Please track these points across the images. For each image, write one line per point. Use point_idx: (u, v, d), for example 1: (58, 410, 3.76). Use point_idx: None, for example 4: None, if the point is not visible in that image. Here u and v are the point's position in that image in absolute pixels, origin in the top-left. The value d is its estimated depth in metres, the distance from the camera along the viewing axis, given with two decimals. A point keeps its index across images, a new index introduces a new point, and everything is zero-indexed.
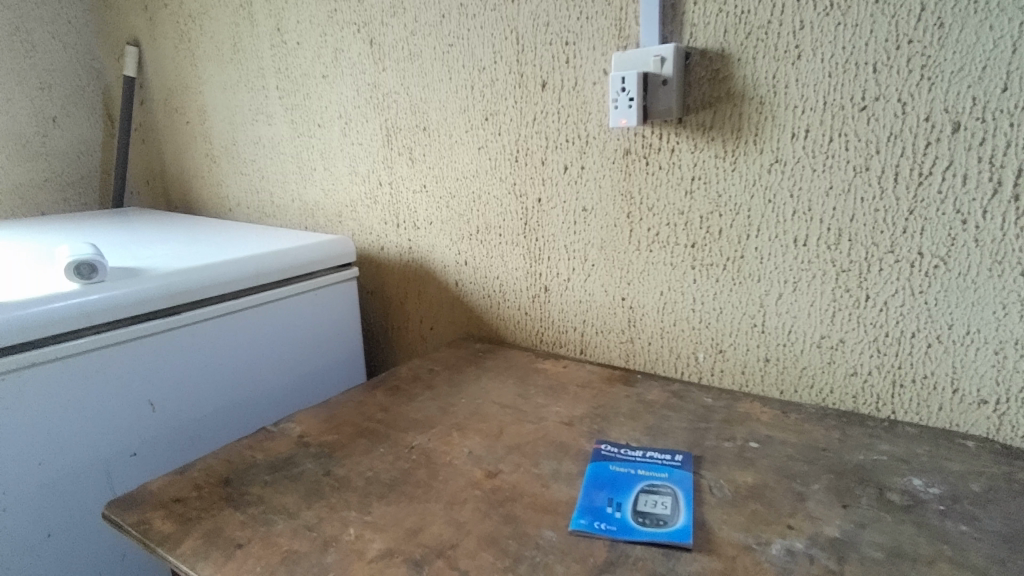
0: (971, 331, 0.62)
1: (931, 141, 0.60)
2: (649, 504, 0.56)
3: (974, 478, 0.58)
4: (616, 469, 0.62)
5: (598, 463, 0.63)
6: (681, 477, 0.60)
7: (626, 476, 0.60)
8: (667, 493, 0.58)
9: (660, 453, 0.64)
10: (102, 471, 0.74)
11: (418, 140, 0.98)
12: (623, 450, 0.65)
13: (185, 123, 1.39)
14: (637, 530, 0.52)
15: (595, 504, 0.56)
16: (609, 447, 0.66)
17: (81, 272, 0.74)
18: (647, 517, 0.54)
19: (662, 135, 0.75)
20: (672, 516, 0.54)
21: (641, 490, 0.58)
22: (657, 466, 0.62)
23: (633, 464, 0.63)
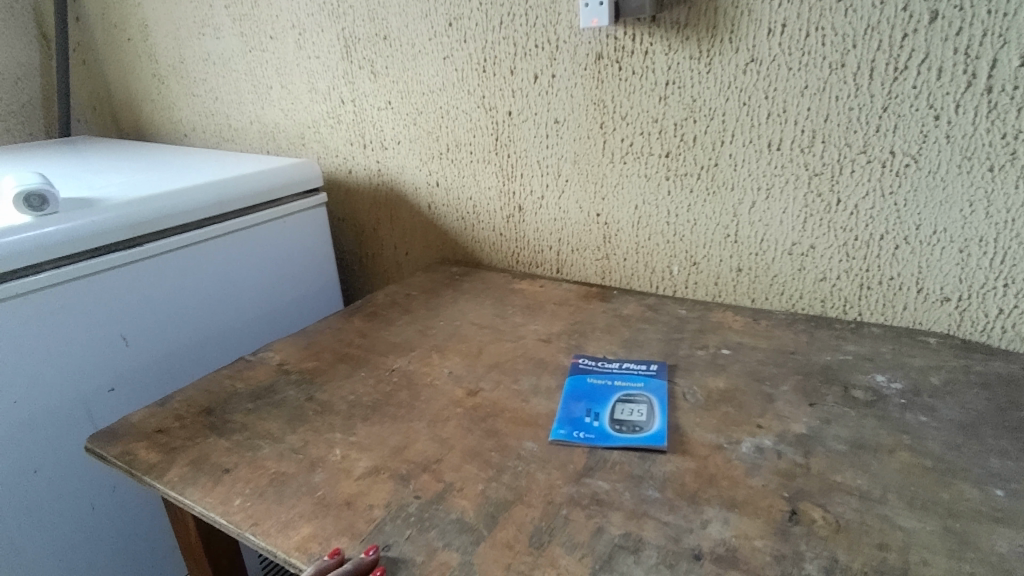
0: (938, 230, 0.63)
1: (908, 32, 0.58)
2: (625, 413, 0.58)
3: (935, 371, 0.61)
4: (593, 381, 0.63)
5: (576, 377, 0.64)
6: (656, 385, 0.62)
7: (603, 388, 0.62)
8: (643, 401, 0.59)
9: (635, 363, 0.66)
10: (82, 408, 0.74)
11: (378, 51, 0.92)
12: (600, 362, 0.67)
13: (127, 41, 1.29)
14: (614, 437, 0.54)
15: (573, 415, 0.58)
16: (586, 360, 0.67)
17: (32, 205, 0.70)
18: (623, 424, 0.56)
19: (635, 36, 0.71)
20: (647, 422, 0.56)
21: (618, 400, 0.60)
22: (632, 377, 0.64)
23: (609, 375, 0.64)
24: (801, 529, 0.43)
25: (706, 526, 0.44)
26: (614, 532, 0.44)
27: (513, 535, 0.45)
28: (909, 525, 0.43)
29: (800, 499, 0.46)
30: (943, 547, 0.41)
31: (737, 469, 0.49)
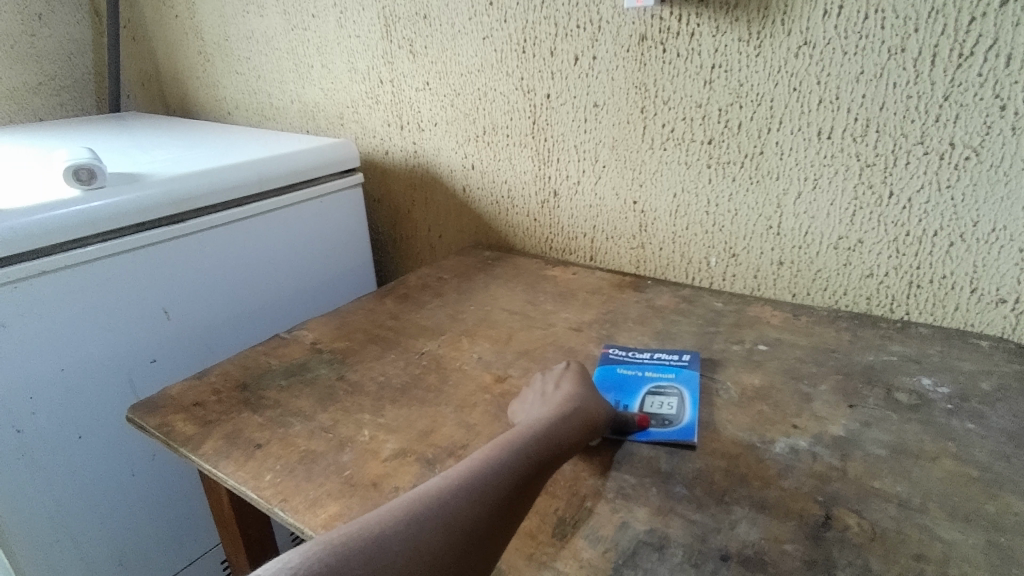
0: (997, 228, 0.59)
1: (975, 17, 0.54)
2: (656, 406, 0.57)
3: (986, 376, 0.58)
4: (624, 371, 0.62)
5: (606, 367, 0.63)
6: (688, 377, 0.60)
7: (633, 379, 0.61)
8: (674, 394, 0.58)
9: (667, 354, 0.65)
10: (125, 377, 0.77)
11: (418, 30, 0.92)
12: (631, 352, 0.66)
13: (174, 18, 1.31)
14: (644, 430, 0.54)
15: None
16: (616, 350, 0.66)
17: (80, 179, 0.72)
18: (653, 418, 0.55)
19: (681, 17, 0.69)
20: (678, 416, 0.55)
21: (648, 392, 0.59)
22: (663, 368, 0.63)
23: (640, 366, 0.63)
24: (833, 535, 0.42)
25: (735, 527, 0.43)
26: (639, 528, 0.43)
27: (537, 525, 0.44)
28: (950, 537, 0.41)
29: (835, 503, 0.44)
30: (985, 562, 0.39)
31: (769, 470, 0.48)
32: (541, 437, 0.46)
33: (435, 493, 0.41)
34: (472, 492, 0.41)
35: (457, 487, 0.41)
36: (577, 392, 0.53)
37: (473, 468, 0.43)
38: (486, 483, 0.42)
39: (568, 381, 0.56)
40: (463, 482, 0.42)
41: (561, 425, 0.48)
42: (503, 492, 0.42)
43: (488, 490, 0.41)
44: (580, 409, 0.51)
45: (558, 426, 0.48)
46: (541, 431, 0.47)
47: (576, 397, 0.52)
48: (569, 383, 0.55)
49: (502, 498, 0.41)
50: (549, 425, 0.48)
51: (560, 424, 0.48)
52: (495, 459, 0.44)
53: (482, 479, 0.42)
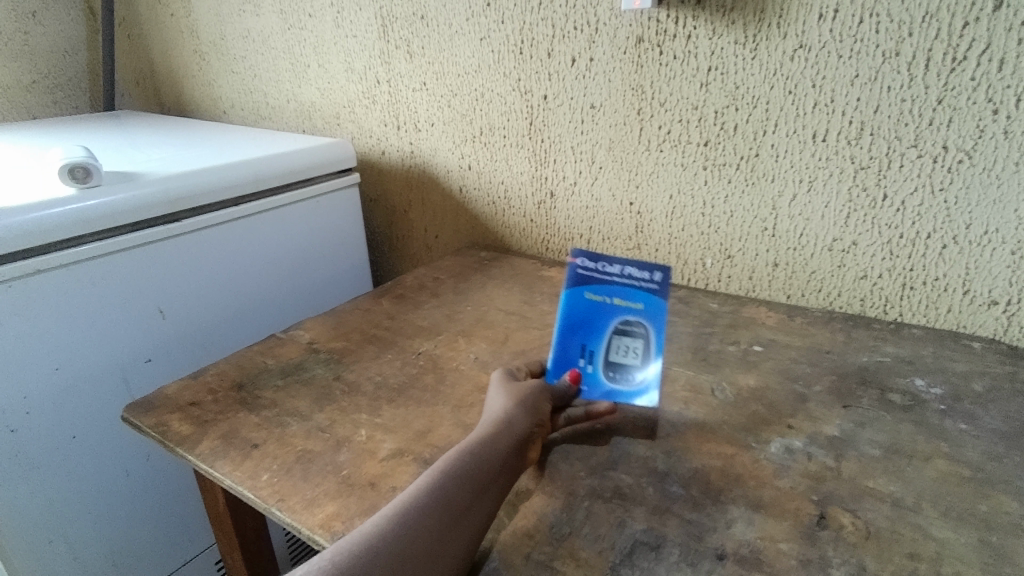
0: (990, 231, 0.60)
1: (969, 21, 0.55)
2: (621, 351, 0.57)
3: (978, 377, 0.58)
4: (591, 300, 0.58)
5: (573, 291, 0.58)
6: (656, 310, 0.57)
7: (599, 313, 0.58)
8: (642, 334, 0.57)
9: (638, 267, 0.57)
10: (120, 377, 0.76)
11: (415, 31, 0.92)
12: (600, 266, 0.58)
13: (170, 17, 1.31)
14: (606, 390, 0.55)
15: (566, 357, 0.57)
16: (584, 263, 0.58)
17: (76, 177, 0.72)
18: (618, 369, 0.56)
19: (677, 20, 0.69)
20: (643, 368, 0.56)
21: (615, 332, 0.57)
22: (632, 293, 0.57)
23: (609, 291, 0.58)
24: (828, 534, 0.42)
25: (731, 526, 0.43)
26: (636, 527, 0.44)
27: (534, 524, 0.45)
28: (942, 536, 0.41)
29: (829, 503, 0.45)
30: (977, 561, 0.40)
31: (765, 470, 0.48)
32: (482, 456, 0.45)
33: (371, 532, 0.38)
34: (411, 530, 0.39)
35: (393, 525, 0.39)
36: (512, 401, 0.51)
37: (410, 500, 0.41)
38: (425, 519, 0.40)
39: (501, 389, 0.55)
40: (399, 517, 0.40)
41: (496, 443, 0.47)
42: (443, 523, 0.40)
43: (428, 526, 0.39)
44: (515, 421, 0.49)
45: (494, 445, 0.46)
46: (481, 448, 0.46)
47: (511, 406, 0.51)
48: (506, 390, 0.54)
49: (444, 531, 0.40)
50: (486, 444, 0.46)
51: (496, 443, 0.47)
52: (431, 488, 0.42)
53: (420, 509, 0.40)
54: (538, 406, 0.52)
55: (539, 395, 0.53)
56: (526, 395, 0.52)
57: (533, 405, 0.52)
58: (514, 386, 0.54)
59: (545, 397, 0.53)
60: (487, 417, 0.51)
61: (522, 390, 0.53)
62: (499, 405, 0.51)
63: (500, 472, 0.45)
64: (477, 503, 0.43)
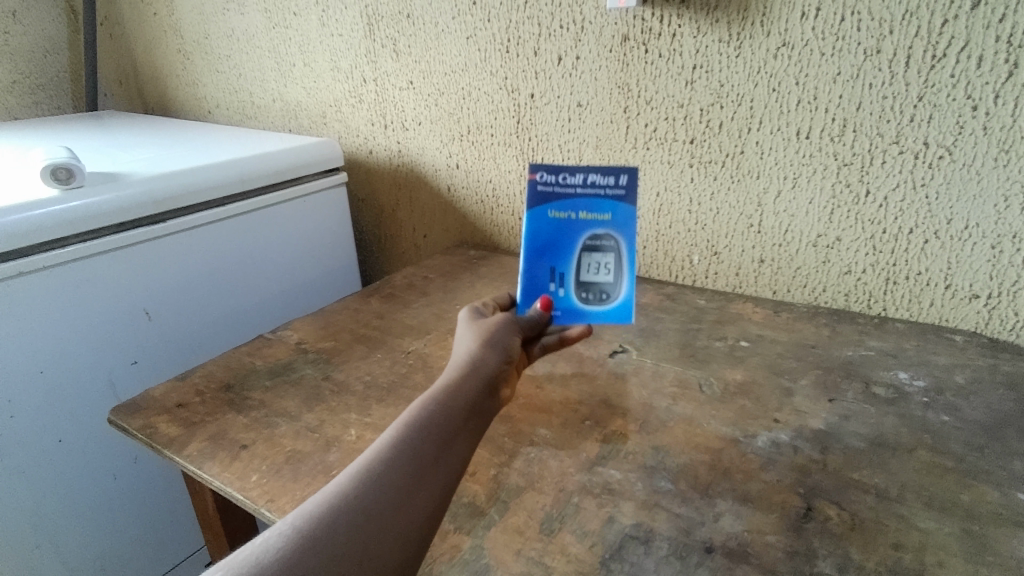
0: (970, 225, 0.61)
1: (948, 19, 0.56)
2: (592, 268, 0.56)
3: (960, 370, 0.59)
4: (554, 217, 0.57)
5: (536, 211, 0.57)
6: (625, 219, 0.56)
7: (566, 230, 0.57)
8: (613, 248, 0.56)
9: (601, 174, 0.56)
10: (105, 380, 0.76)
11: (401, 29, 0.91)
12: (561, 176, 0.57)
13: (153, 15, 1.30)
14: (581, 313, 0.56)
15: (536, 283, 0.57)
16: (544, 176, 0.57)
17: (59, 178, 0.71)
18: (590, 289, 0.56)
19: (663, 18, 0.70)
20: (615, 285, 0.56)
21: (584, 249, 0.56)
22: (599, 203, 0.56)
23: (572, 205, 0.57)
24: (814, 526, 0.43)
25: (718, 519, 0.44)
26: (625, 522, 0.44)
27: (524, 521, 0.45)
28: (926, 526, 0.42)
29: (815, 495, 0.45)
30: (960, 550, 0.40)
31: (752, 463, 0.49)
32: (450, 401, 0.44)
33: (338, 492, 0.37)
34: (381, 487, 0.38)
35: (361, 482, 0.38)
36: (480, 343, 0.49)
37: (377, 456, 0.39)
38: (394, 473, 0.38)
39: (466, 327, 0.52)
40: (369, 474, 0.38)
41: (464, 391, 0.45)
42: (413, 477, 0.39)
43: (398, 480, 0.38)
44: (484, 364, 0.48)
45: (462, 392, 0.45)
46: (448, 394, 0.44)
47: (477, 349, 0.49)
48: (470, 327, 0.52)
49: (416, 485, 0.39)
50: (454, 392, 0.45)
51: (465, 388, 0.45)
52: (398, 441, 0.40)
53: (389, 464, 0.39)
54: (509, 349, 0.50)
55: (505, 337, 0.51)
56: (493, 335, 0.50)
57: (501, 342, 0.50)
58: (480, 325, 0.51)
59: (512, 339, 0.51)
60: (454, 357, 0.49)
61: (488, 327, 0.51)
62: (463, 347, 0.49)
63: (471, 420, 0.44)
64: (450, 452, 0.41)
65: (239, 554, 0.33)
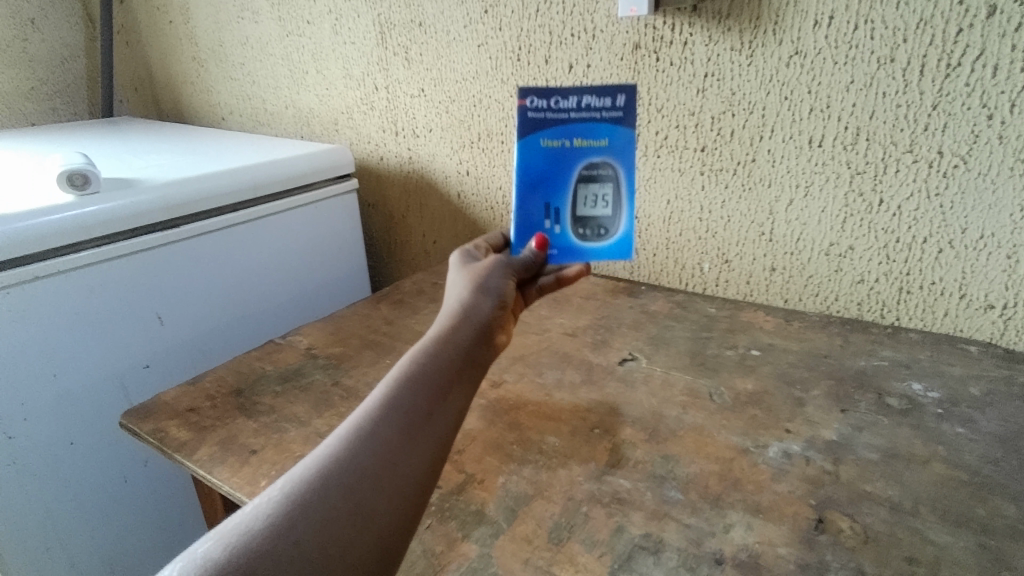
0: (986, 235, 0.60)
1: (963, 27, 0.55)
2: (588, 202, 0.58)
3: (975, 382, 0.58)
4: (548, 147, 0.57)
5: (529, 140, 0.57)
6: (622, 144, 0.57)
7: (561, 160, 0.58)
8: (609, 177, 0.57)
9: (596, 96, 0.56)
10: (118, 383, 0.76)
11: (413, 38, 0.92)
12: (554, 101, 0.57)
13: (168, 24, 1.31)
14: (578, 250, 0.58)
15: (533, 220, 0.59)
16: (536, 102, 0.57)
17: (74, 184, 0.72)
18: (587, 223, 0.58)
19: (674, 26, 0.70)
20: (613, 219, 0.58)
21: (579, 181, 0.58)
22: (594, 128, 0.57)
23: (567, 132, 0.57)
24: (826, 538, 0.42)
25: (729, 530, 0.43)
26: (634, 532, 0.44)
27: (532, 529, 0.45)
28: (940, 540, 0.42)
29: (827, 507, 0.45)
30: (976, 565, 0.40)
31: (763, 474, 0.48)
32: (439, 353, 0.46)
33: (327, 454, 0.39)
34: (374, 436, 0.40)
35: (349, 443, 0.40)
36: (469, 293, 0.52)
37: (367, 414, 0.42)
38: (386, 422, 0.41)
39: (459, 275, 0.55)
40: (356, 435, 0.40)
41: (452, 347, 0.47)
42: (406, 424, 0.41)
43: (390, 429, 0.41)
44: (472, 314, 0.50)
45: (448, 348, 0.47)
46: (437, 346, 0.47)
47: (469, 296, 0.51)
48: (463, 277, 0.54)
49: (406, 441, 0.41)
50: (440, 349, 0.47)
51: (452, 345, 0.47)
52: (390, 394, 0.43)
53: (381, 414, 0.42)
54: (497, 299, 0.52)
55: (496, 284, 0.53)
56: (480, 287, 0.52)
57: (493, 288, 0.53)
58: (469, 275, 0.54)
59: (503, 285, 0.53)
60: (446, 308, 0.52)
61: (478, 276, 0.53)
62: (452, 302, 0.51)
63: (459, 373, 0.46)
64: (442, 400, 0.44)
65: (234, 522, 0.36)
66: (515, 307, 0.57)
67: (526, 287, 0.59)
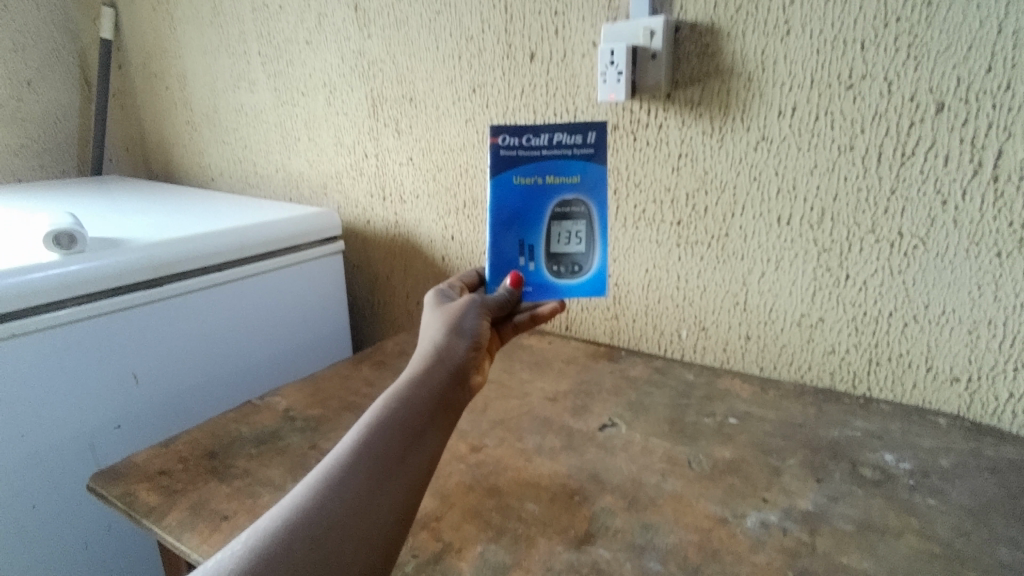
0: (947, 311, 0.63)
1: (914, 121, 0.60)
2: (562, 238, 0.60)
3: (944, 453, 0.60)
4: (521, 184, 0.59)
5: (502, 177, 0.59)
6: (593, 181, 0.59)
7: (534, 196, 0.59)
8: (581, 214, 0.59)
9: (567, 134, 0.59)
10: (88, 445, 0.74)
11: (404, 111, 0.96)
12: (526, 139, 0.59)
13: (164, 89, 1.36)
14: (553, 287, 0.60)
15: (508, 257, 0.60)
16: (509, 140, 0.59)
17: (60, 243, 0.73)
18: (561, 260, 0.60)
19: (650, 110, 0.74)
20: (586, 256, 0.60)
21: (552, 218, 0.60)
22: (566, 165, 0.59)
23: (540, 169, 0.59)
24: None
25: None
26: None
27: None
28: None
29: None
30: None
31: (741, 545, 0.49)
32: (411, 397, 0.46)
33: (294, 504, 0.39)
34: (343, 485, 0.40)
35: (317, 493, 0.40)
36: (443, 334, 0.52)
37: (337, 462, 0.42)
38: (356, 471, 0.41)
39: (434, 314, 0.56)
40: (325, 484, 0.40)
41: (425, 389, 0.47)
42: (376, 472, 0.42)
43: (359, 478, 0.41)
44: (446, 357, 0.50)
45: (421, 391, 0.47)
46: (409, 389, 0.47)
47: (443, 338, 0.52)
48: (438, 316, 0.54)
49: (376, 490, 0.41)
50: (413, 392, 0.47)
51: (424, 388, 0.47)
52: (361, 441, 0.43)
53: (350, 462, 0.42)
54: (471, 340, 0.52)
55: (470, 325, 0.54)
56: (454, 328, 0.52)
57: (467, 329, 0.53)
58: (443, 316, 0.54)
59: (477, 326, 0.54)
60: (420, 348, 0.52)
61: (453, 316, 0.53)
62: (426, 344, 0.51)
63: (432, 415, 0.46)
64: (414, 446, 0.44)
65: None
66: (490, 346, 0.57)
67: (502, 324, 0.59)
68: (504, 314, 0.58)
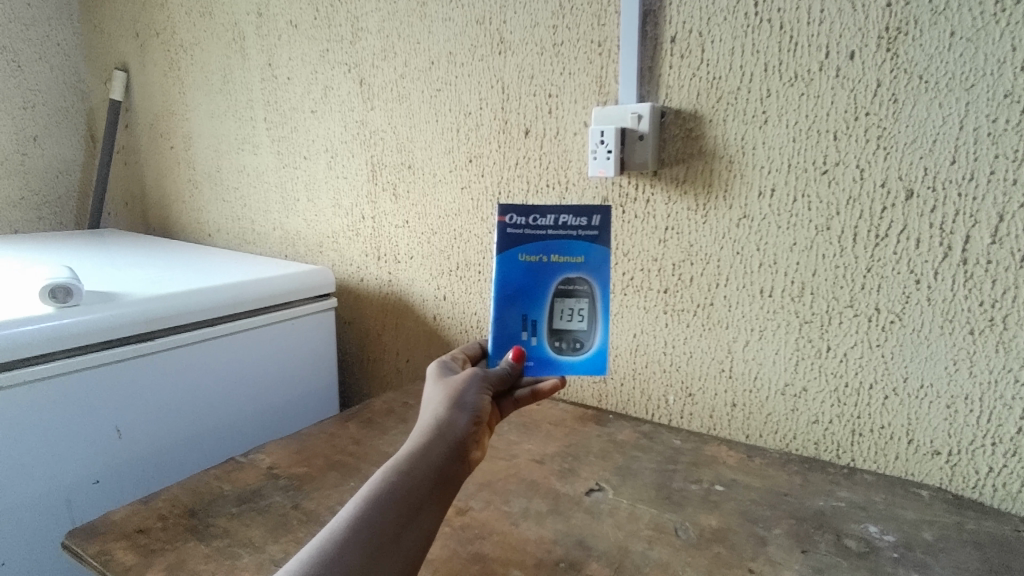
0: (925, 385, 0.65)
1: (886, 206, 0.63)
2: (564, 316, 0.60)
3: (927, 526, 0.60)
4: (527, 262, 0.60)
5: (508, 254, 0.60)
6: (597, 262, 0.59)
7: (538, 273, 0.60)
8: (585, 293, 0.60)
9: (573, 216, 0.60)
10: (64, 501, 0.73)
11: (402, 177, 1.00)
12: (532, 219, 0.60)
13: (168, 148, 1.40)
14: (555, 363, 0.60)
15: (510, 332, 0.61)
16: (515, 219, 0.60)
17: (56, 297, 0.74)
18: (563, 336, 0.60)
19: (638, 186, 0.78)
20: (589, 333, 0.60)
21: (556, 296, 0.60)
22: (570, 246, 0.60)
23: (544, 247, 0.60)
24: None
25: None
26: None
27: None
28: None
29: None
30: None
31: None
32: (411, 472, 0.46)
33: None
34: (337, 561, 0.40)
35: (311, 569, 0.39)
36: (445, 408, 0.52)
37: (333, 536, 0.41)
38: (352, 547, 0.41)
39: (436, 387, 0.56)
40: (321, 558, 0.40)
41: (424, 464, 0.47)
42: (371, 549, 0.41)
43: (354, 555, 0.41)
44: (447, 431, 0.50)
45: (421, 466, 0.47)
46: (409, 463, 0.47)
47: (444, 412, 0.51)
48: (441, 388, 0.55)
49: (370, 566, 0.41)
50: (413, 466, 0.46)
51: (424, 462, 0.47)
52: (358, 515, 0.43)
53: (347, 538, 0.41)
54: (471, 414, 0.52)
55: (471, 399, 0.54)
56: (455, 402, 0.52)
57: (468, 404, 0.53)
58: (444, 390, 0.54)
59: (478, 401, 0.54)
60: (421, 421, 0.51)
61: (454, 391, 0.53)
62: (428, 417, 0.51)
63: (430, 492, 0.46)
64: (410, 523, 0.44)
65: None
66: (491, 420, 0.56)
67: (502, 399, 0.59)
68: (504, 389, 0.59)
